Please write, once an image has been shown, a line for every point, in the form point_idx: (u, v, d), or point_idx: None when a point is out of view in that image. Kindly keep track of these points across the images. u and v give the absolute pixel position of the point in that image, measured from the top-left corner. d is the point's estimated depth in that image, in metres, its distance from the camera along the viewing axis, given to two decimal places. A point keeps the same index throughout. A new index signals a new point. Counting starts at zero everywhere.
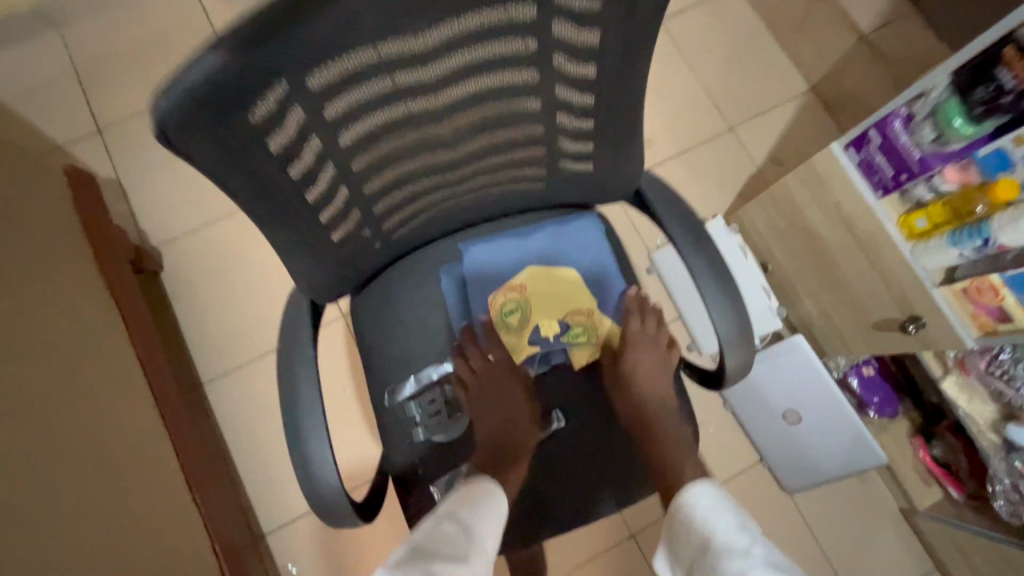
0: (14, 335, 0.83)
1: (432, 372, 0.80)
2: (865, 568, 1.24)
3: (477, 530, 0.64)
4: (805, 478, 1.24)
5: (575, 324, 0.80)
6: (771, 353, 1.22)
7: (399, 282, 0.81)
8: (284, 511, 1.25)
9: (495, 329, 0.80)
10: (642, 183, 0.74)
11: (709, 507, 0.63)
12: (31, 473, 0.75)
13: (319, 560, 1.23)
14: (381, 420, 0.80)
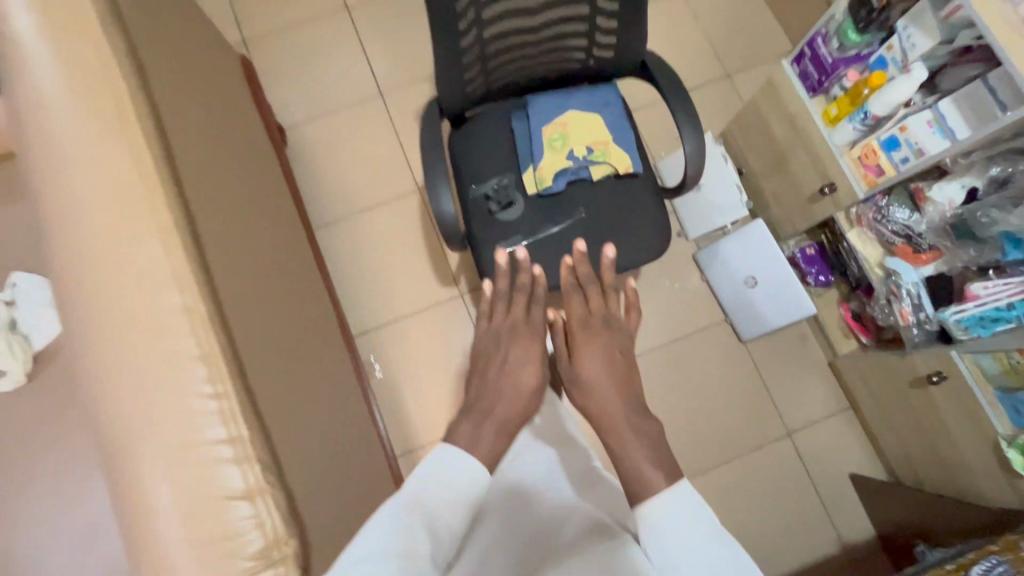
0: (240, 135, 1.29)
1: (500, 177, 1.23)
2: (791, 400, 1.67)
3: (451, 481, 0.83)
4: (757, 327, 1.65)
5: (597, 149, 1.20)
6: (742, 232, 1.65)
7: (486, 118, 1.25)
8: (370, 321, 1.70)
9: (545, 147, 1.19)
10: (648, 59, 1.17)
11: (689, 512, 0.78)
12: (259, 210, 1.20)
13: (392, 358, 1.68)
14: (466, 205, 1.24)
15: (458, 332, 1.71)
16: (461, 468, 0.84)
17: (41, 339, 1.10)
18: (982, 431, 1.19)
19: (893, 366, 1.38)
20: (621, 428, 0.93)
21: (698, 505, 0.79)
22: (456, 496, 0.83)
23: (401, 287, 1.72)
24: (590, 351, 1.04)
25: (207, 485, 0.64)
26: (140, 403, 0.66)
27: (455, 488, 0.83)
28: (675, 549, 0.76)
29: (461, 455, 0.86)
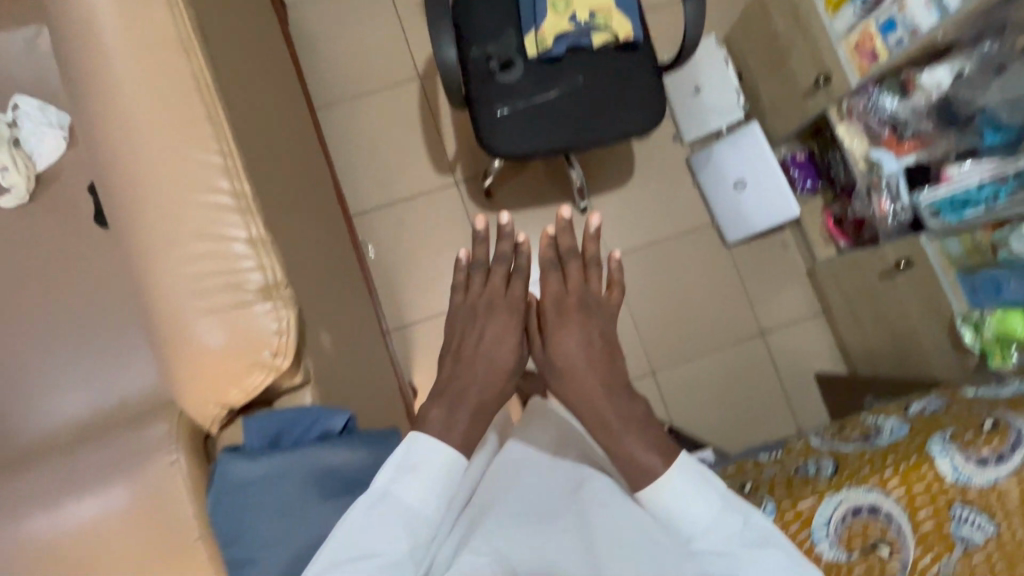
0: None
1: (502, 40, 1.24)
2: (769, 304, 1.74)
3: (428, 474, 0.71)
4: (742, 230, 1.70)
5: (599, 14, 1.21)
6: (735, 135, 1.68)
7: None
8: (367, 203, 1.72)
9: (547, 9, 1.20)
10: None
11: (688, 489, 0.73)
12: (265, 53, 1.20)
13: (387, 240, 1.71)
14: (465, 67, 1.25)
15: (452, 219, 1.73)
16: (434, 460, 0.71)
17: (45, 159, 1.11)
18: (938, 314, 1.25)
19: (865, 261, 1.44)
20: (605, 413, 0.78)
21: (703, 479, 0.74)
22: (434, 492, 0.71)
23: (399, 173, 1.74)
24: (570, 336, 0.84)
25: (214, 232, 0.70)
26: (156, 161, 0.71)
27: (435, 475, 0.71)
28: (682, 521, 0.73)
29: (434, 444, 0.72)
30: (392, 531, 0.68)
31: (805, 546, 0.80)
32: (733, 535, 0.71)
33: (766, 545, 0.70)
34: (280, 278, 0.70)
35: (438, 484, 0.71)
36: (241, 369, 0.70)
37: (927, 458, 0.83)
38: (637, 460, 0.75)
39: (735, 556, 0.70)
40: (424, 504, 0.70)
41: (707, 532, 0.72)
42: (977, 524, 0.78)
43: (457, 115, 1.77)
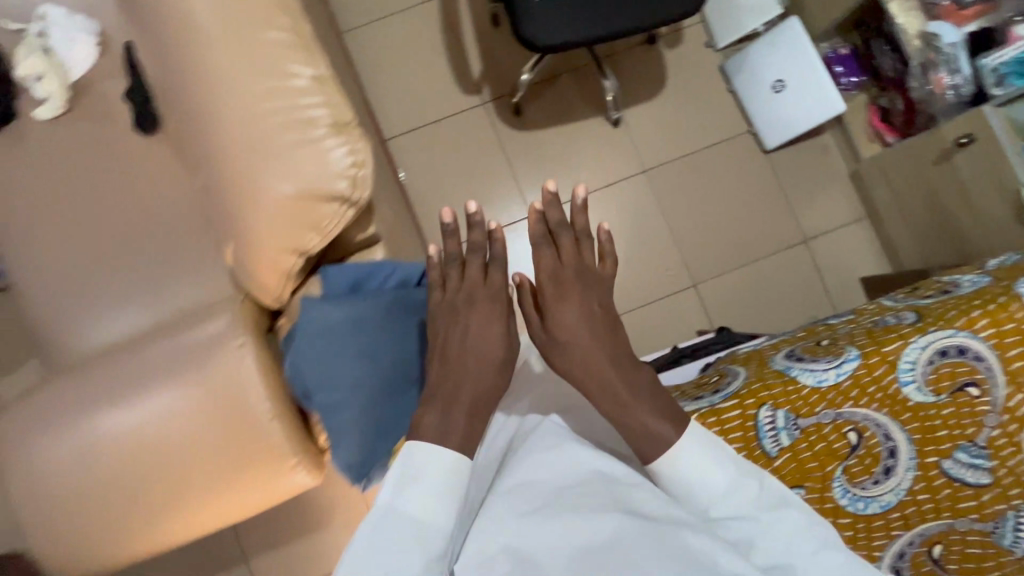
0: None
1: None
2: (811, 210, 1.69)
3: (433, 484, 0.63)
4: (782, 134, 1.64)
5: None
6: (772, 34, 1.60)
7: None
8: (395, 125, 1.68)
9: None
10: None
11: (697, 451, 0.66)
12: None
13: (417, 162, 1.68)
14: None
15: (482, 139, 1.69)
16: (436, 468, 0.64)
17: (80, 66, 1.08)
18: (1002, 187, 1.20)
19: (921, 147, 1.37)
20: (616, 388, 0.70)
21: (708, 445, 0.67)
22: (436, 503, 0.63)
23: (423, 95, 1.70)
24: (571, 310, 0.76)
25: (275, 84, 0.71)
26: (219, 22, 0.73)
27: (438, 481, 0.64)
28: (695, 493, 0.65)
29: (431, 447, 0.65)
30: (398, 549, 0.59)
31: (893, 391, 0.78)
32: (754, 498, 0.65)
33: (781, 507, 0.64)
34: (348, 115, 0.73)
35: (446, 500, 0.63)
36: (315, 212, 0.72)
37: (1016, 296, 0.80)
38: (652, 433, 0.67)
39: (753, 521, 0.64)
40: (437, 519, 0.62)
41: (721, 498, 0.65)
42: None
43: (480, 31, 1.71)
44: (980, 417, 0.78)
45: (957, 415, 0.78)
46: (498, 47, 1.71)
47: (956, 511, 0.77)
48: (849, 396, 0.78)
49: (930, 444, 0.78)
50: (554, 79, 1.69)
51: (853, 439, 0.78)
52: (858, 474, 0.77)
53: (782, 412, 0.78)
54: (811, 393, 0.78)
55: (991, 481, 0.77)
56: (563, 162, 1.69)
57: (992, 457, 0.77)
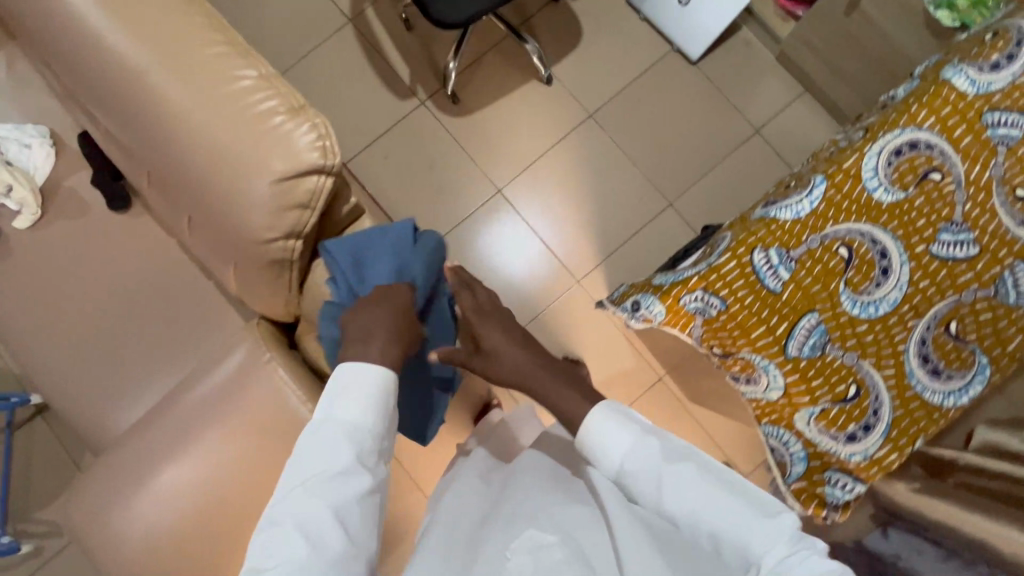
0: None
1: None
2: (753, 102, 1.76)
3: (359, 402, 0.69)
4: (700, 42, 1.73)
5: None
6: None
7: None
8: (347, 149, 1.75)
9: None
10: None
11: (610, 421, 0.77)
12: None
13: (378, 176, 1.74)
14: None
15: (431, 136, 1.76)
16: (364, 387, 0.70)
17: (41, 169, 1.13)
18: (912, 11, 1.28)
19: (830, 7, 1.44)
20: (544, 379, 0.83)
21: (621, 412, 0.77)
22: (365, 411, 0.69)
23: (365, 113, 1.77)
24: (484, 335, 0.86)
25: (228, 89, 0.74)
26: (153, 52, 0.75)
27: (366, 398, 0.69)
28: (604, 451, 0.76)
29: (364, 367, 0.70)
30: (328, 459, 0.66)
31: (865, 200, 0.83)
32: (650, 453, 0.74)
33: (684, 458, 0.73)
34: (300, 98, 0.75)
35: (376, 400, 0.71)
36: (300, 190, 0.75)
37: (946, 82, 0.85)
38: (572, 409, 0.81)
39: (657, 470, 0.72)
40: (364, 417, 0.69)
41: (627, 454, 0.74)
42: (1011, 122, 0.84)
43: (398, 39, 1.79)
44: (951, 199, 0.83)
45: (929, 203, 0.83)
46: (418, 48, 1.79)
47: (958, 287, 0.82)
48: (829, 216, 0.83)
49: (915, 235, 0.83)
50: (479, 60, 1.78)
51: (844, 253, 0.82)
52: (859, 283, 0.82)
53: (773, 249, 0.82)
54: (793, 225, 0.83)
55: (981, 251, 0.82)
56: (512, 132, 1.76)
57: (973, 230, 0.83)
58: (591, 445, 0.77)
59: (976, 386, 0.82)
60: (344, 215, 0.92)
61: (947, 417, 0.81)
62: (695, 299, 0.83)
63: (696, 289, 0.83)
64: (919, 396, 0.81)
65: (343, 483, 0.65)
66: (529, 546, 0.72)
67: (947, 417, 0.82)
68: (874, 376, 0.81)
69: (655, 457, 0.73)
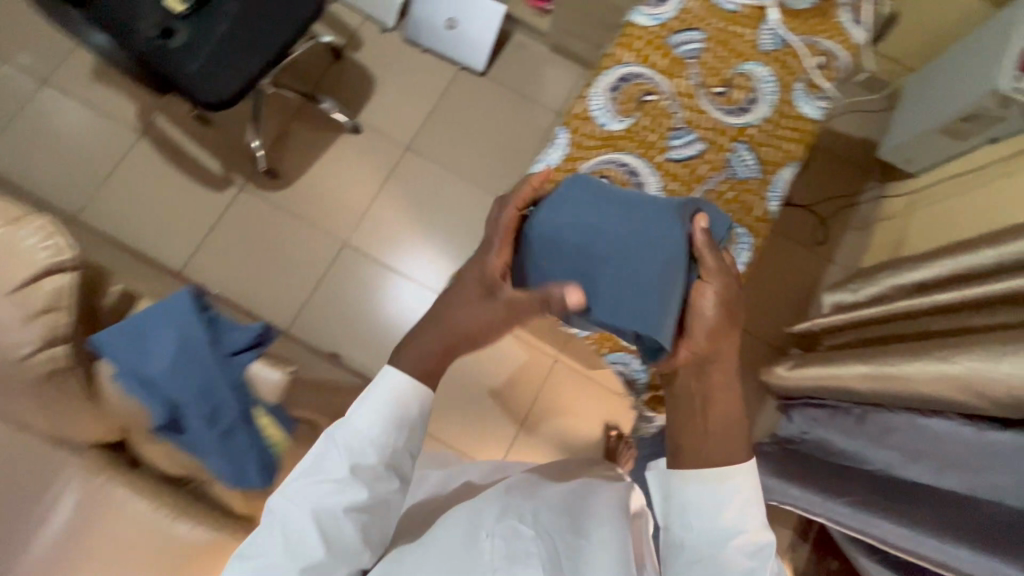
0: None
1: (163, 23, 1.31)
2: (546, 92, 1.93)
3: (381, 410, 0.76)
4: (480, 55, 1.88)
5: None
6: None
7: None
8: (181, 255, 1.71)
9: None
10: None
11: (733, 486, 0.73)
12: None
13: (221, 270, 1.71)
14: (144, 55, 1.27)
15: (261, 215, 1.76)
16: (392, 393, 0.76)
17: None
18: None
19: None
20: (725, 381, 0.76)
21: (747, 482, 0.73)
22: (379, 420, 0.76)
23: (191, 216, 1.75)
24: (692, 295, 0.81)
25: None
26: None
27: (381, 407, 0.76)
28: (702, 500, 0.73)
29: (394, 378, 0.76)
30: (335, 453, 0.75)
31: (602, 135, 0.94)
32: (740, 528, 0.72)
33: (757, 547, 0.72)
34: None
35: (384, 414, 0.76)
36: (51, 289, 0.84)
37: (631, 23, 1.01)
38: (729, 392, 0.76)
39: (730, 538, 0.72)
40: (375, 427, 0.75)
41: (722, 515, 0.72)
42: (689, 39, 1.00)
43: (199, 136, 1.79)
44: (668, 111, 0.97)
45: (653, 120, 0.96)
46: (222, 138, 1.79)
47: (700, 179, 0.95)
48: (577, 157, 0.93)
49: (652, 149, 0.94)
50: (285, 130, 1.80)
51: (602, 183, 0.92)
52: None
53: (542, 200, 0.91)
54: (551, 174, 0.92)
55: (707, 144, 0.96)
56: (341, 186, 1.79)
57: (695, 130, 0.96)
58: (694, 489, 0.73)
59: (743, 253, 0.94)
60: (111, 303, 1.09)
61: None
62: None
63: None
64: None
65: (331, 481, 0.73)
66: (506, 533, 0.81)
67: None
68: None
69: (739, 536, 0.72)
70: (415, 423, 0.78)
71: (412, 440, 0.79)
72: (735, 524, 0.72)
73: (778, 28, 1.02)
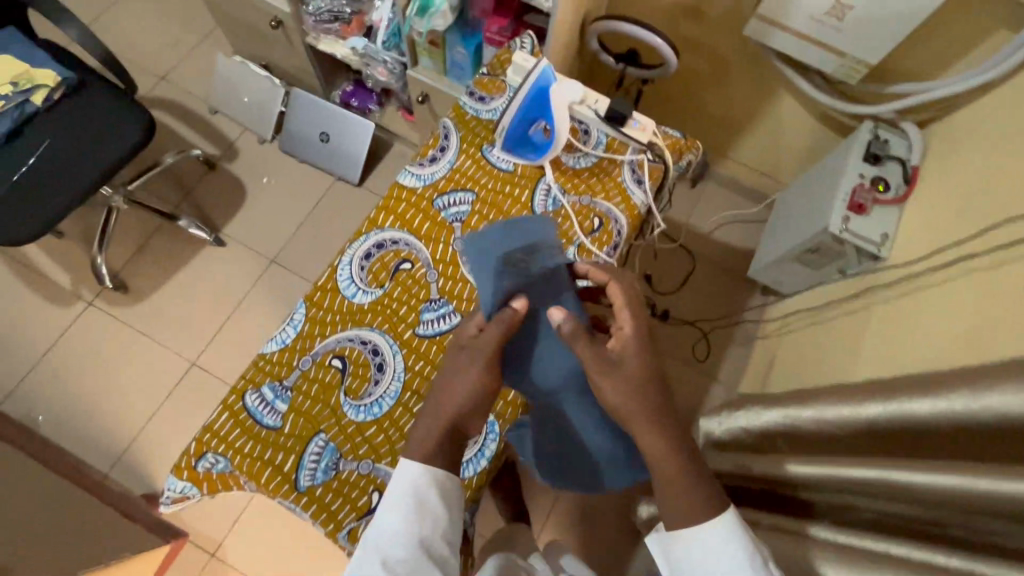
0: None
1: None
2: None
3: (403, 514, 0.66)
4: (352, 167, 1.85)
5: (19, 79, 1.29)
6: (290, 105, 1.83)
7: None
8: (11, 381, 1.58)
9: None
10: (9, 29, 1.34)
11: (721, 541, 0.63)
12: None
13: (52, 396, 1.57)
14: None
15: (106, 334, 1.65)
16: (412, 484, 0.67)
17: None
18: None
19: (424, 116, 1.62)
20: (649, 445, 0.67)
21: (732, 529, 0.64)
22: (402, 519, 0.65)
23: (28, 336, 1.63)
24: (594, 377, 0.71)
25: None
26: None
27: (400, 506, 0.66)
28: (703, 559, 0.64)
29: (408, 471, 0.67)
30: (369, 569, 0.64)
31: (346, 308, 0.87)
32: None
33: None
34: None
35: (406, 512, 0.66)
36: None
37: (397, 184, 0.96)
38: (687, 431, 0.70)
39: None
40: (399, 526, 0.65)
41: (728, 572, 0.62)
42: (458, 200, 0.95)
43: (50, 250, 1.71)
44: (425, 280, 0.90)
45: (406, 291, 0.89)
46: (75, 250, 1.71)
47: None
48: (314, 334, 0.86)
49: (399, 324, 0.87)
50: (145, 244, 1.74)
51: (338, 364, 0.84)
52: (355, 387, 0.83)
53: (266, 386, 0.83)
54: (281, 354, 0.85)
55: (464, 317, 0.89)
56: (196, 302, 1.71)
57: (452, 301, 0.89)
58: (685, 547, 0.65)
59: (487, 446, 0.88)
60: None
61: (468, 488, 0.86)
62: (204, 461, 0.80)
63: (203, 452, 0.80)
64: None
65: None
66: None
67: (475, 485, 0.87)
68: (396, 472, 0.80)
69: None
70: (444, 510, 0.68)
71: (445, 522, 0.68)
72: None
73: (553, 188, 0.97)
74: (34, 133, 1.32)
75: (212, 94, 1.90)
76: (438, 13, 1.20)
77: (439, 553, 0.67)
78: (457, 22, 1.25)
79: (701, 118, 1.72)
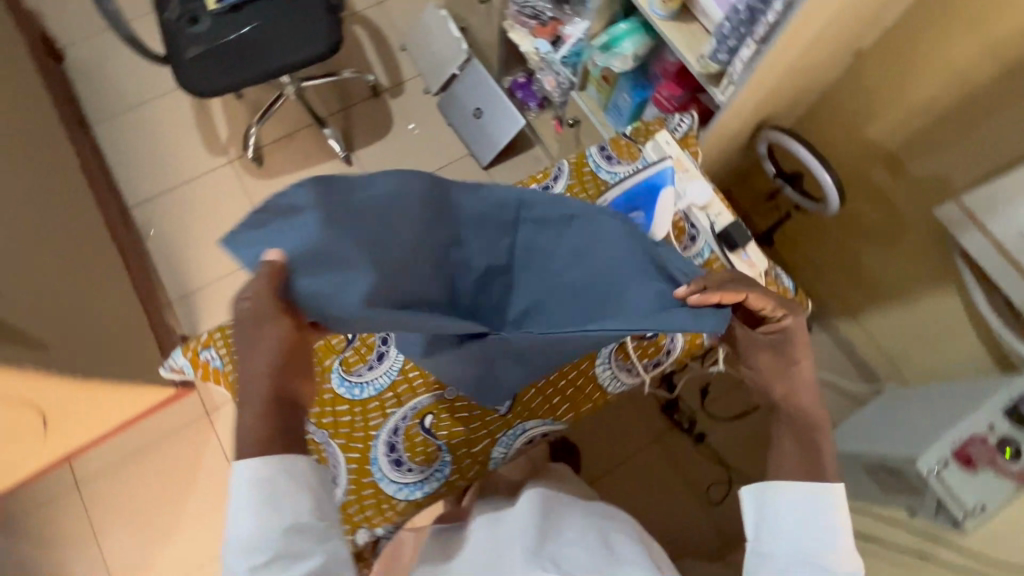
0: None
1: (196, 14, 1.50)
2: None
3: (249, 515, 0.61)
4: (487, 151, 1.90)
5: None
6: (464, 72, 1.90)
7: None
8: (145, 193, 1.83)
9: None
10: None
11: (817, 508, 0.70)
12: None
13: (166, 221, 1.81)
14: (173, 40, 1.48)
15: (228, 191, 1.86)
16: (245, 480, 0.62)
17: None
18: None
19: (570, 136, 1.62)
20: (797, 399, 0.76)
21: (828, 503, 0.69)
22: (249, 514, 0.61)
23: (175, 165, 1.87)
24: (745, 346, 0.80)
25: None
26: None
27: (244, 504, 0.61)
28: (795, 516, 0.70)
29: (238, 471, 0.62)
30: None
31: None
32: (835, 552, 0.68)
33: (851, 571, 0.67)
34: None
35: (251, 509, 0.61)
36: None
37: None
38: (816, 408, 0.75)
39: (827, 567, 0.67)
40: (250, 521, 0.61)
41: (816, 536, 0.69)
42: None
43: (224, 105, 1.94)
44: None
45: None
46: (241, 113, 1.94)
47: (444, 382, 0.93)
48: None
49: None
50: (293, 134, 1.93)
51: None
52: (351, 363, 0.94)
53: None
54: None
55: None
56: None
57: None
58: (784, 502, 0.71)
59: (428, 482, 0.90)
60: None
61: (393, 509, 0.90)
62: (207, 353, 0.88)
63: (210, 345, 0.88)
64: (375, 484, 0.90)
65: None
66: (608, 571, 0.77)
67: (401, 508, 0.91)
68: (338, 455, 0.91)
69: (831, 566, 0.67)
70: (300, 484, 0.64)
71: (302, 493, 0.64)
72: (835, 554, 0.67)
73: None
74: (251, 13, 1.51)
75: (408, 34, 2.03)
76: (621, 55, 1.16)
77: (307, 525, 0.63)
78: (635, 70, 1.21)
79: (846, 269, 1.52)
